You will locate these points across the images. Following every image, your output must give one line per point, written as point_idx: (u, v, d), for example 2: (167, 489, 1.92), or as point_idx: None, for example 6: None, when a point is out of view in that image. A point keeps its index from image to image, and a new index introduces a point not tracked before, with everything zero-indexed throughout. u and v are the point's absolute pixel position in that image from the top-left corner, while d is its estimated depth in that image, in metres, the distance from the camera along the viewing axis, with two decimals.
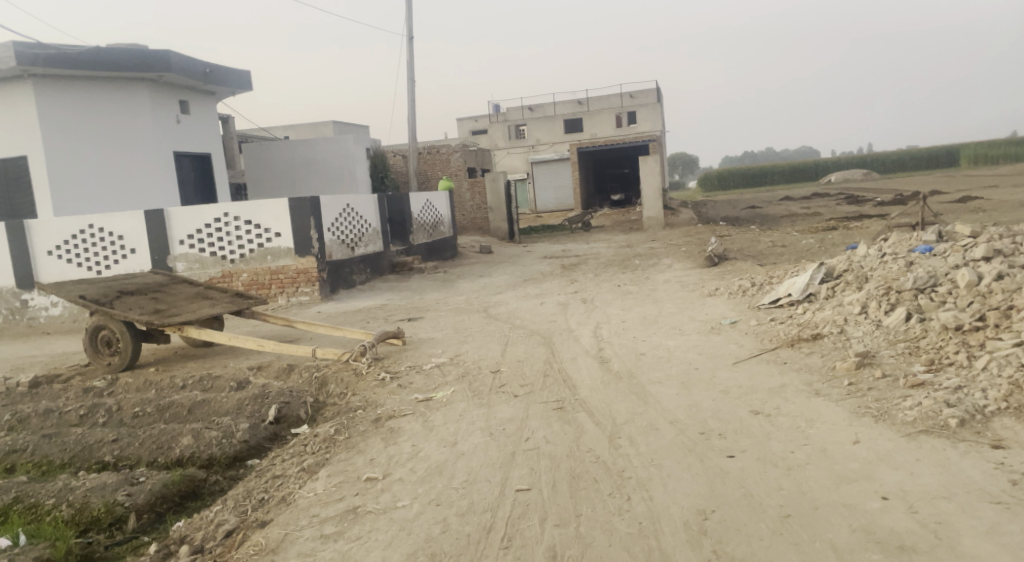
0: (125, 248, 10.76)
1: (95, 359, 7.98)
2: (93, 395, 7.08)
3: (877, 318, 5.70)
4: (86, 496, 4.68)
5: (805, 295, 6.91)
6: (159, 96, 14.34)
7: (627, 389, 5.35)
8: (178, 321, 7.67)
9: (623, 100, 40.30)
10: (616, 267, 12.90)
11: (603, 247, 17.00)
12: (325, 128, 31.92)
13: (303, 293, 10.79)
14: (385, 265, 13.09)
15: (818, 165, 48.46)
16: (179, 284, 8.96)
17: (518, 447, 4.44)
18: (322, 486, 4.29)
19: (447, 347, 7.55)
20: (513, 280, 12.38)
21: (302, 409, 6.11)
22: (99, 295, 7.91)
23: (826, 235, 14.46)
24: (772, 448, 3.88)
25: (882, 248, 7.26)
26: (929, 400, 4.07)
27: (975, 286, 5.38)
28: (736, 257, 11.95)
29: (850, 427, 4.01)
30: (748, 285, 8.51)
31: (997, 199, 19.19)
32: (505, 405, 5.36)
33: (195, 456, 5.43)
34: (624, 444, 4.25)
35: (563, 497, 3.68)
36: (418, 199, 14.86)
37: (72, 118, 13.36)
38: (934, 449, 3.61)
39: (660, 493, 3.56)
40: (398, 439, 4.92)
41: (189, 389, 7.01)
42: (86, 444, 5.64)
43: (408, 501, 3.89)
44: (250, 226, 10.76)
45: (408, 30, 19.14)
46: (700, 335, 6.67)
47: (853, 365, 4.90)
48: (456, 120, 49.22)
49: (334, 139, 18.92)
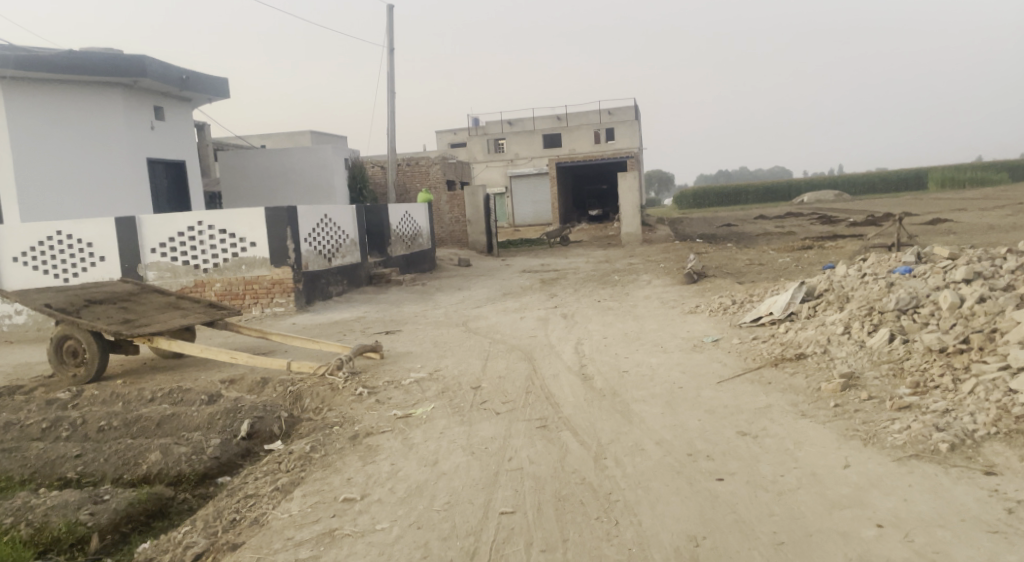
0: (94, 256, 10.48)
1: (60, 370, 7.71)
2: (56, 407, 6.83)
3: (860, 339, 5.68)
4: (46, 515, 4.45)
5: (787, 314, 6.91)
6: (133, 101, 14.07)
7: (611, 408, 5.26)
8: (148, 332, 7.45)
9: (602, 116, 40.56)
10: (596, 283, 12.85)
11: (582, 262, 16.95)
12: (303, 138, 31.67)
13: (278, 304, 10.58)
14: (362, 276, 12.90)
15: (792, 185, 49.12)
16: (149, 293, 8.73)
17: (501, 467, 4.32)
18: (297, 507, 4.12)
19: (426, 361, 7.41)
20: (493, 294, 12.27)
21: (276, 424, 5.93)
22: (66, 304, 7.66)
23: (802, 254, 14.54)
24: (761, 471, 3.81)
25: (863, 268, 7.27)
26: (919, 423, 4.04)
27: (957, 308, 5.39)
28: (714, 274, 11.97)
29: (839, 450, 3.96)
30: (729, 303, 8.50)
31: (967, 221, 19.47)
32: (487, 423, 5.23)
33: (163, 473, 5.22)
34: (610, 465, 4.15)
35: (548, 521, 3.57)
36: (396, 211, 14.72)
37: (42, 123, 13.05)
38: (926, 474, 3.57)
39: (649, 518, 3.47)
40: (377, 457, 4.77)
41: (158, 402, 6.79)
42: (48, 459, 5.42)
43: (388, 524, 3.75)
44: (225, 235, 10.54)
45: (388, 42, 19.10)
46: (682, 353, 6.62)
47: (839, 386, 4.87)
48: (435, 133, 49.21)
49: (312, 149, 18.73)
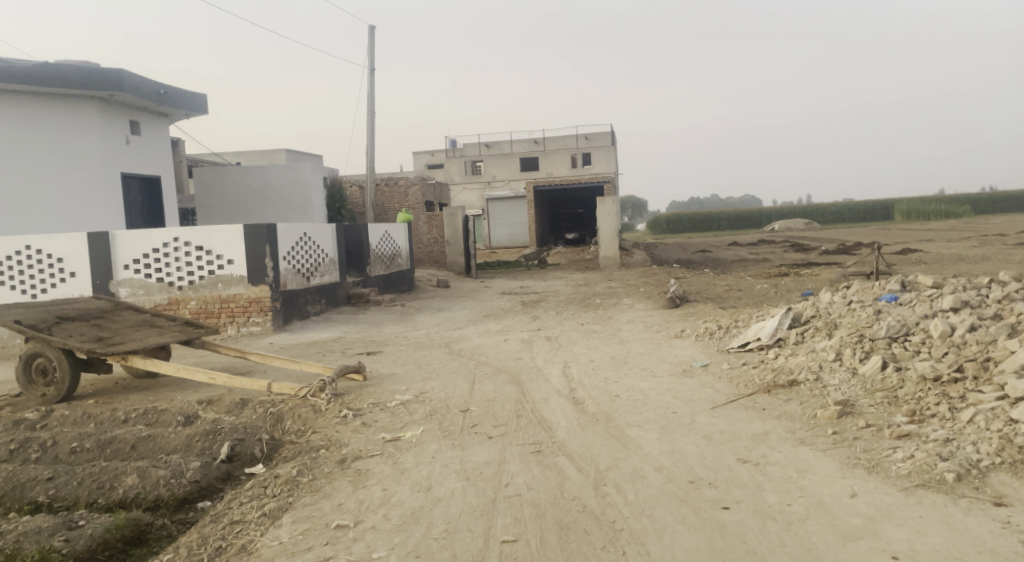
0: (65, 271, 10.23)
1: (28, 390, 7.42)
2: (24, 428, 6.59)
3: (852, 366, 5.71)
4: (18, 541, 4.24)
5: (775, 339, 6.90)
6: (109, 115, 13.81)
7: (606, 433, 5.18)
8: (123, 350, 7.23)
9: (579, 141, 41.05)
10: (578, 305, 12.82)
11: (563, 284, 16.93)
12: (279, 156, 31.56)
13: (254, 323, 10.34)
14: (341, 296, 12.73)
15: (762, 213, 49.84)
16: (124, 311, 8.50)
17: (498, 493, 4.22)
18: (286, 534, 3.97)
19: (411, 383, 7.27)
20: (475, 316, 12.17)
21: (257, 447, 5.75)
22: (36, 321, 7.40)
23: (780, 281, 14.67)
24: (767, 500, 3.78)
25: (849, 296, 7.30)
26: (922, 452, 4.07)
27: (948, 336, 5.47)
28: (696, 299, 12.00)
29: (844, 479, 3.96)
30: (715, 328, 8.49)
31: (937, 252, 19.84)
32: (479, 447, 5.13)
33: (140, 498, 5.01)
34: (611, 492, 4.08)
35: (554, 550, 3.49)
36: (376, 231, 14.61)
37: (13, 137, 12.84)
38: (934, 505, 3.58)
39: (657, 547, 3.42)
40: (368, 482, 4.62)
41: (132, 423, 6.57)
42: (17, 482, 5.20)
43: (385, 552, 3.62)
44: (201, 252, 10.32)
45: (371, 62, 19.09)
46: (672, 378, 6.57)
47: (835, 414, 4.87)
48: (412, 155, 49.29)
49: (290, 167, 18.52)
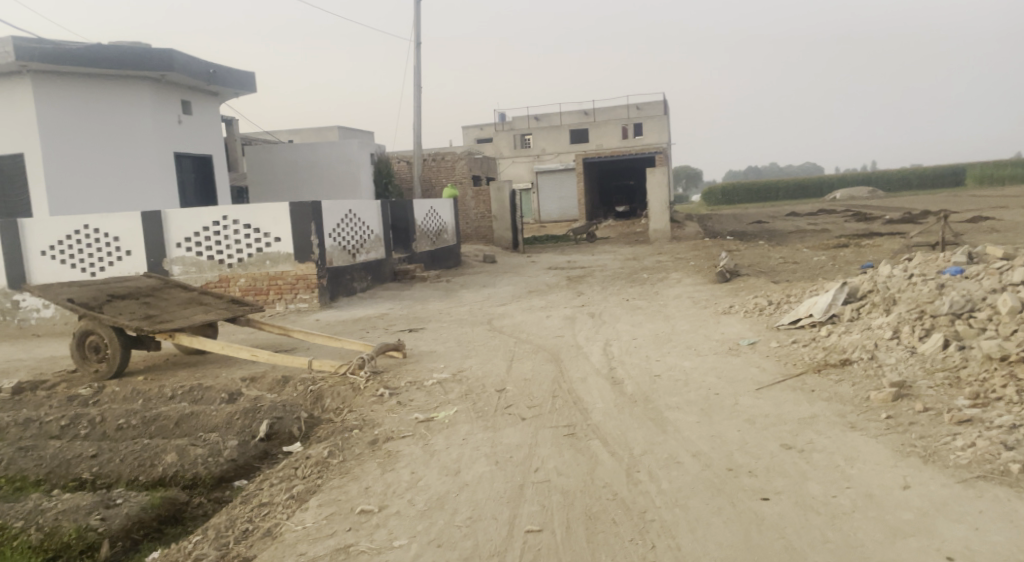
0: (120, 250, 10.45)
1: (82, 366, 7.62)
2: (77, 404, 6.77)
3: (910, 345, 5.34)
4: (57, 520, 4.28)
5: (828, 316, 6.55)
6: (161, 94, 14.06)
7: (643, 415, 4.98)
8: (170, 328, 7.32)
9: (630, 112, 40.23)
10: (624, 280, 12.53)
11: (610, 258, 16.61)
12: (330, 133, 31.90)
13: (301, 300, 10.44)
14: (387, 273, 12.74)
15: (823, 181, 48.05)
16: (172, 289, 8.64)
17: (527, 479, 4.07)
18: (311, 518, 3.91)
19: (450, 361, 7.18)
20: (519, 292, 12.02)
21: (296, 425, 5.75)
22: (88, 300, 7.56)
23: (838, 252, 14.04)
24: (810, 491, 3.54)
25: (909, 268, 6.83)
26: (985, 440, 3.74)
27: (1018, 313, 5.04)
28: (747, 273, 11.56)
29: (896, 468, 3.67)
30: (764, 304, 8.13)
31: (1010, 220, 18.73)
32: (512, 429, 4.99)
33: (179, 475, 5.06)
34: (643, 479, 3.88)
35: (579, 542, 3.33)
36: (421, 207, 14.53)
37: (70, 118, 13.09)
38: (997, 499, 3.27)
39: (688, 541, 3.22)
40: (397, 465, 4.54)
41: (178, 399, 6.67)
42: (63, 459, 5.29)
43: (406, 541, 3.52)
44: (249, 230, 10.41)
45: (417, 35, 18.93)
46: (718, 356, 6.30)
47: (890, 397, 4.55)
48: (462, 129, 49.24)
49: (339, 143, 18.59)
